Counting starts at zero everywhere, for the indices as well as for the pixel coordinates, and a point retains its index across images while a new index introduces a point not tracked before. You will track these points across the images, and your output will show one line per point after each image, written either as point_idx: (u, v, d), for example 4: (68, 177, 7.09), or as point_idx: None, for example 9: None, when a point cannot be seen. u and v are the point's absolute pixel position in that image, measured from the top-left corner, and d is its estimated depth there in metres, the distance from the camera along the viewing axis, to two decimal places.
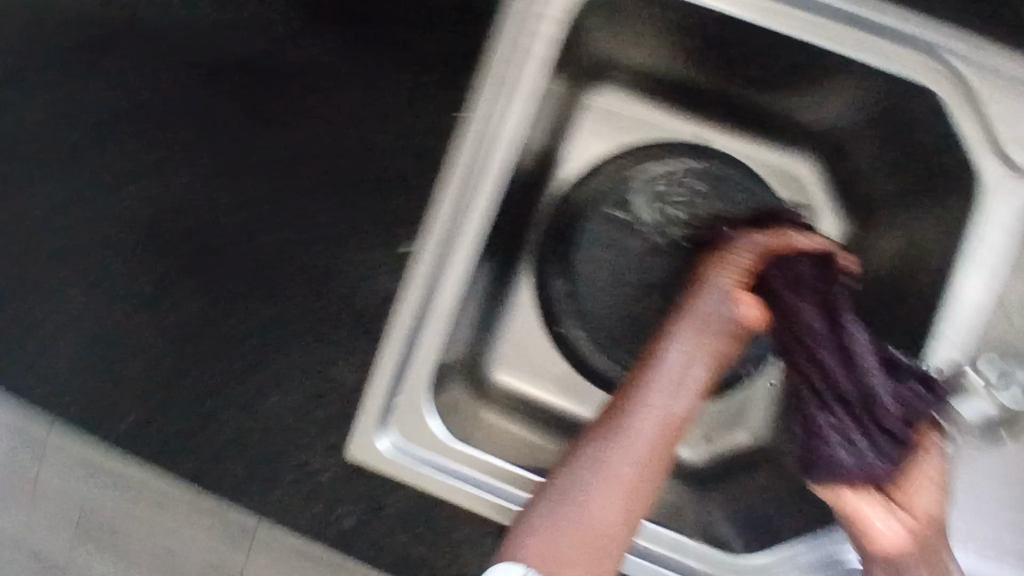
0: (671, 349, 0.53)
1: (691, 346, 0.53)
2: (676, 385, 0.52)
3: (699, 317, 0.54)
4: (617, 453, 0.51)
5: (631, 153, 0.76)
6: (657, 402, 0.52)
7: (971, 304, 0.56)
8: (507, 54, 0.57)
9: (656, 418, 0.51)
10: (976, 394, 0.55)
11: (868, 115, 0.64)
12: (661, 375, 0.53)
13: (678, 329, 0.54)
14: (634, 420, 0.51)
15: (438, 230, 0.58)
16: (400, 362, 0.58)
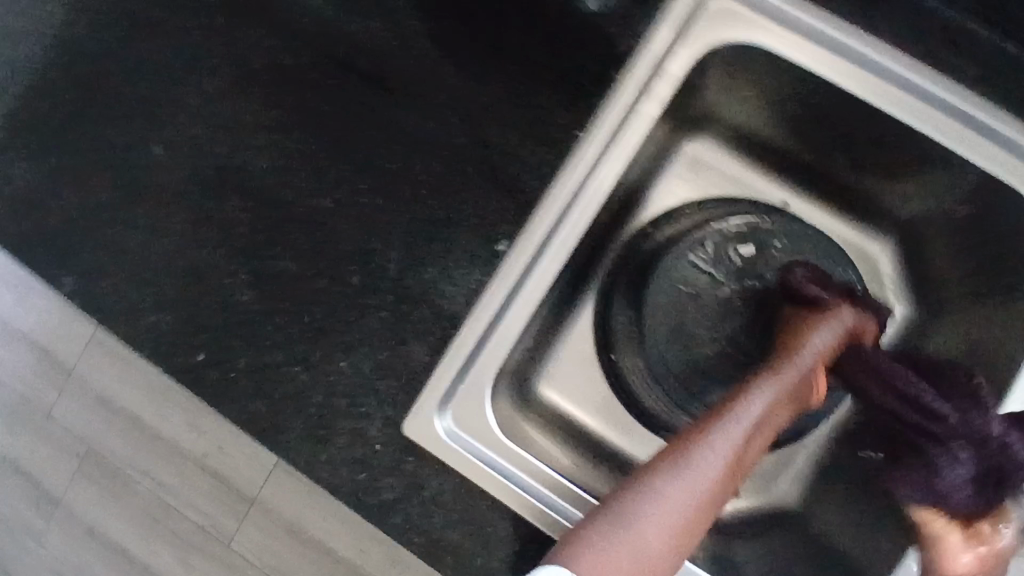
0: (753, 401, 0.57)
1: (767, 404, 0.58)
2: (748, 434, 0.56)
3: (782, 381, 0.59)
4: (684, 481, 0.53)
5: (717, 204, 0.77)
6: (726, 445, 0.55)
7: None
8: (634, 88, 0.62)
9: (727, 458, 0.55)
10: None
11: (954, 211, 0.67)
12: (740, 422, 0.56)
13: (761, 385, 0.58)
14: (703, 457, 0.54)
15: (538, 235, 0.61)
16: (473, 350, 0.61)
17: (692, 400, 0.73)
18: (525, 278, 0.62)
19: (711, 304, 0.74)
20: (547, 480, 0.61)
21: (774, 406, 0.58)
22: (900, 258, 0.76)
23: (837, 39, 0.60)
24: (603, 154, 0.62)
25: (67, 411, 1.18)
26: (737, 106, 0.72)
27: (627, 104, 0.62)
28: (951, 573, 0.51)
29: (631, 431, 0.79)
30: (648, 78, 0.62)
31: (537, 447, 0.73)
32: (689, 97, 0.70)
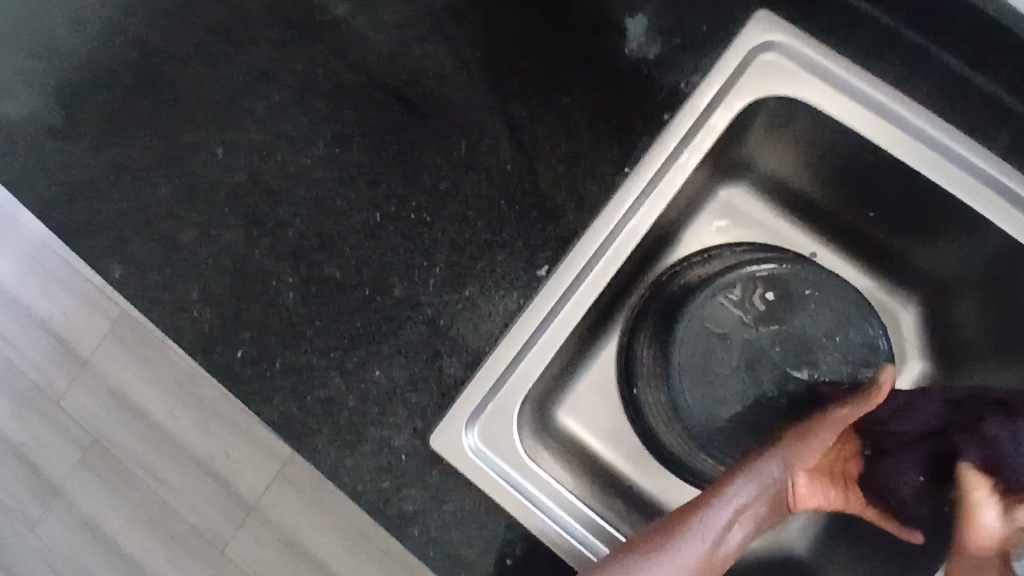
0: (734, 494, 0.59)
1: (752, 497, 0.59)
2: (727, 526, 0.59)
3: (767, 476, 0.60)
4: (663, 567, 0.56)
5: (750, 249, 0.79)
6: (705, 538, 0.57)
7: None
8: (683, 129, 0.65)
9: (705, 547, 0.57)
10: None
11: (979, 275, 0.69)
12: (719, 513, 0.58)
13: (745, 478, 0.60)
14: (679, 548, 0.57)
15: (576, 262, 0.63)
16: (505, 371, 0.63)
17: (712, 439, 0.73)
18: (560, 305, 0.63)
19: (742, 353, 0.74)
20: (565, 503, 0.62)
21: (758, 500, 0.60)
22: (925, 316, 0.77)
23: (870, 94, 0.63)
24: (645, 192, 0.64)
25: (76, 401, 1.19)
26: (775, 156, 0.75)
27: (674, 144, 0.65)
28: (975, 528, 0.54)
29: (643, 466, 0.80)
30: (692, 121, 0.65)
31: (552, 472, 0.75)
32: (730, 144, 0.72)
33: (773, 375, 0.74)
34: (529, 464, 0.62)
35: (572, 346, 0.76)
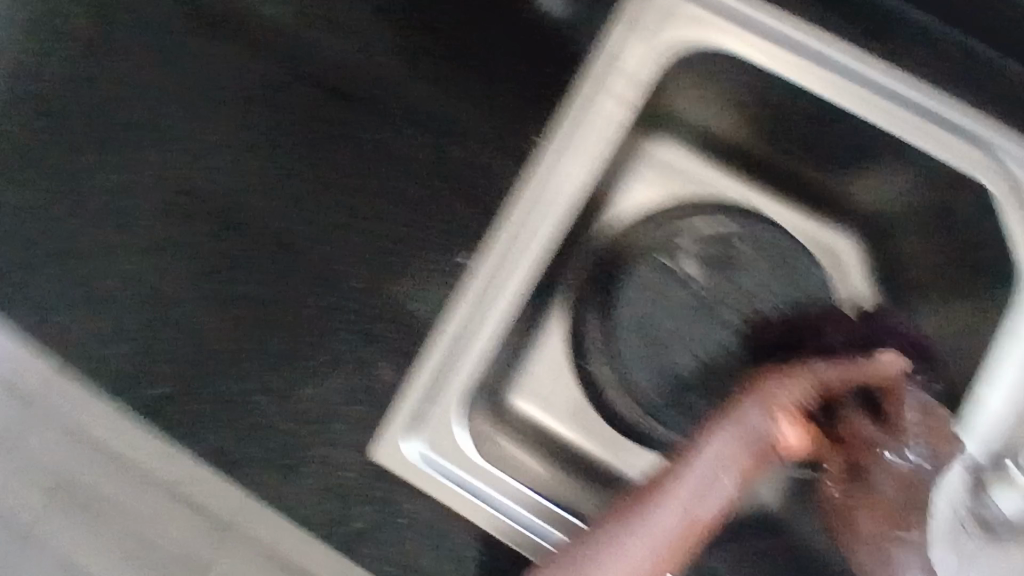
0: (710, 450, 0.54)
1: (729, 452, 0.54)
2: (705, 484, 0.53)
3: (744, 427, 0.54)
4: (636, 540, 0.52)
5: (684, 209, 0.77)
6: (682, 501, 0.52)
7: (994, 400, 0.58)
8: (594, 93, 0.61)
9: (682, 510, 0.52)
10: (1009, 485, 0.55)
11: (917, 204, 0.67)
12: (694, 471, 0.53)
13: (720, 432, 0.54)
14: (652, 513, 0.52)
15: (499, 250, 0.60)
16: (442, 370, 0.59)
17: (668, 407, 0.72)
18: (490, 293, 0.60)
19: (693, 312, 0.72)
20: (520, 496, 0.59)
21: (738, 452, 0.54)
22: (870, 251, 0.75)
23: (780, 31, 0.61)
24: (562, 165, 0.61)
25: None
26: (698, 109, 0.72)
27: (588, 110, 0.61)
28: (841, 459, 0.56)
29: (606, 440, 0.77)
30: (602, 82, 0.61)
31: (510, 462, 0.72)
32: (650, 99, 0.69)
33: (730, 332, 0.71)
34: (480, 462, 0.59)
35: (517, 330, 0.73)
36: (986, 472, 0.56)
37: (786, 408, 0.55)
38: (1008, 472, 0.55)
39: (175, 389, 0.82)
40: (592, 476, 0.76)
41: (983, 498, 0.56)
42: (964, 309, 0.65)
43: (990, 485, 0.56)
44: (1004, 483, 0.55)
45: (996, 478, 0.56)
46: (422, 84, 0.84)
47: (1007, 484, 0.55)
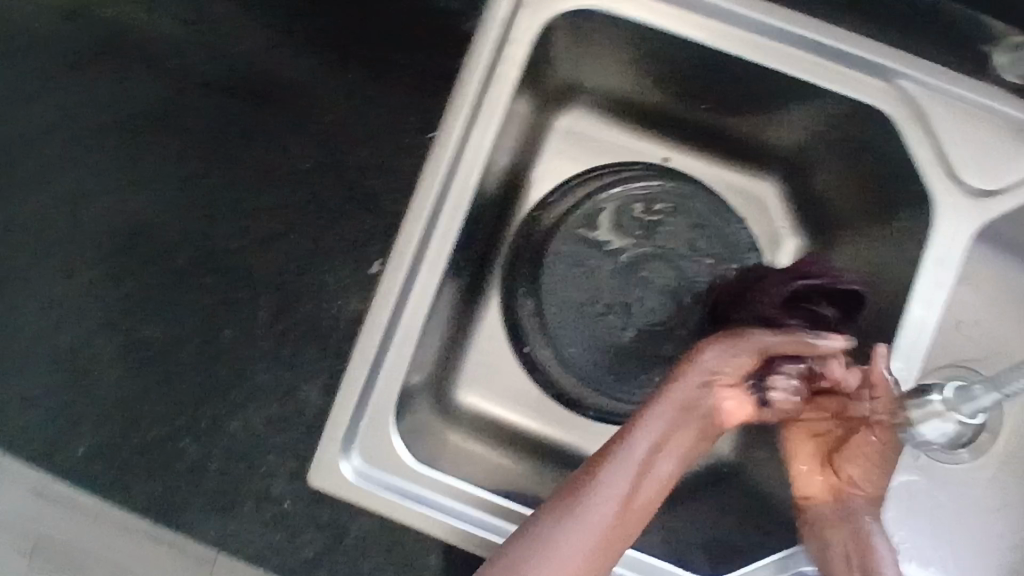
0: (647, 425, 0.53)
1: (667, 426, 0.53)
2: (644, 462, 0.52)
3: (680, 398, 0.53)
4: (571, 535, 0.50)
5: (600, 176, 0.74)
6: (617, 484, 0.51)
7: (926, 333, 0.57)
8: (478, 74, 0.57)
9: (620, 493, 0.51)
10: (934, 418, 0.50)
11: (826, 138, 0.66)
12: (633, 450, 0.52)
13: (656, 406, 0.53)
14: (593, 499, 0.51)
15: (404, 253, 0.57)
16: (366, 382, 0.57)
17: (613, 377, 0.72)
18: (405, 300, 0.58)
19: (622, 282, 0.72)
20: (466, 495, 0.58)
21: (672, 426, 0.53)
22: (787, 192, 0.75)
23: None
24: (457, 154, 0.57)
25: None
26: (597, 70, 0.70)
27: (475, 93, 0.57)
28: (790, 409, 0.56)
29: (562, 419, 0.76)
30: (487, 60, 0.58)
31: (461, 460, 0.71)
32: (543, 71, 0.67)
33: (665, 300, 0.72)
34: (421, 470, 0.58)
35: (449, 324, 0.72)
36: (910, 404, 0.51)
37: (722, 376, 0.54)
38: (928, 405, 0.50)
39: (119, 429, 0.86)
40: (548, 456, 0.75)
41: (910, 432, 0.51)
42: (879, 236, 0.65)
43: (913, 418, 0.51)
44: (926, 414, 0.50)
45: (918, 415, 0.50)
46: (339, 101, 0.89)
47: (931, 416, 0.50)
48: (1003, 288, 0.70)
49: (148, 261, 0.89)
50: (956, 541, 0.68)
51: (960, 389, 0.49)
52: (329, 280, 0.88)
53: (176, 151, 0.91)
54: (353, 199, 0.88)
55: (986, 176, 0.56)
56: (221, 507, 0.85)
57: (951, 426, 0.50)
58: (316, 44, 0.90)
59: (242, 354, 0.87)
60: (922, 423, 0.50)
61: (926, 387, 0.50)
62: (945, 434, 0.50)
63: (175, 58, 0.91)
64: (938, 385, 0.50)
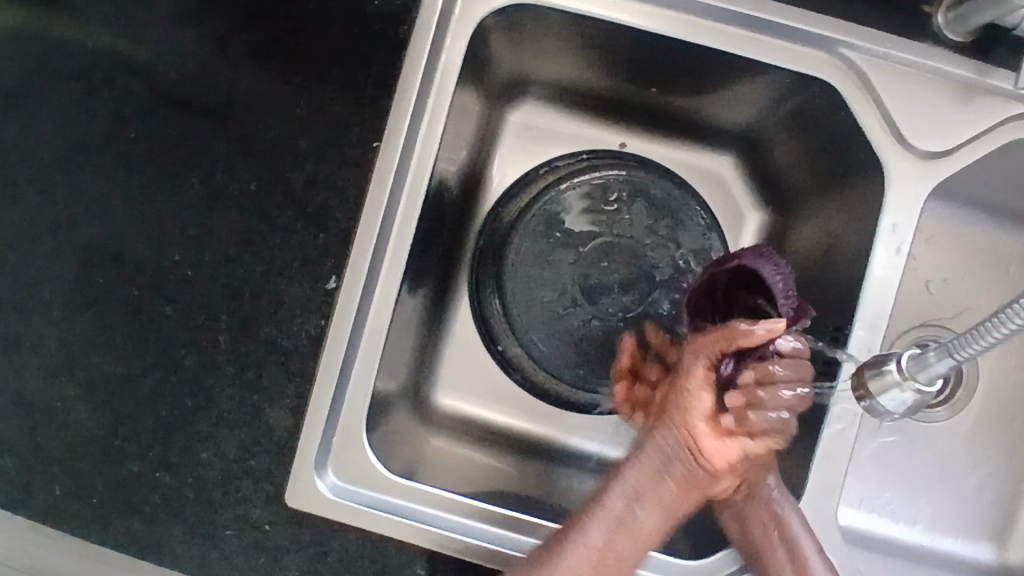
0: (624, 479, 0.55)
1: (644, 480, 0.54)
2: (620, 515, 0.54)
3: (656, 452, 0.54)
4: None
5: (556, 170, 0.74)
6: (591, 538, 0.54)
7: (889, 301, 0.57)
8: (416, 80, 0.57)
9: (594, 547, 0.54)
10: (892, 387, 0.53)
11: (774, 111, 0.66)
12: (607, 505, 0.55)
13: (633, 460, 0.55)
14: (566, 553, 0.54)
15: (358, 267, 0.57)
16: (332, 401, 0.57)
17: (584, 368, 0.73)
18: (364, 314, 0.57)
19: (584, 283, 0.72)
20: (443, 501, 0.57)
21: (648, 477, 0.54)
22: (744, 167, 0.74)
23: None
24: (403, 161, 0.57)
25: None
26: (543, 61, 0.70)
27: (415, 99, 0.57)
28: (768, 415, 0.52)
29: (542, 414, 0.75)
30: (425, 63, 0.57)
31: (441, 465, 0.70)
32: (486, 69, 0.66)
33: (626, 295, 0.72)
34: (398, 480, 0.57)
35: (417, 332, 0.71)
36: (868, 376, 0.54)
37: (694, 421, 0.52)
38: (886, 375, 0.53)
39: (95, 463, 0.87)
40: (531, 452, 0.75)
41: (872, 402, 0.55)
42: (834, 206, 0.64)
43: (873, 389, 0.54)
44: (886, 385, 0.53)
45: (878, 385, 0.53)
46: (290, 116, 0.88)
47: (889, 386, 0.53)
48: (964, 246, 0.70)
49: (109, 292, 0.89)
50: (943, 498, 0.68)
51: (915, 357, 0.52)
52: (289, 298, 0.87)
53: (128, 178, 0.90)
54: (306, 214, 0.87)
55: (935, 138, 0.57)
56: (202, 535, 0.85)
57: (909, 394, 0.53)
58: (261, 58, 0.89)
59: (209, 379, 0.87)
60: (881, 394, 0.54)
61: (884, 357, 0.54)
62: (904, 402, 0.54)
63: (122, 85, 0.91)
64: (895, 354, 0.54)
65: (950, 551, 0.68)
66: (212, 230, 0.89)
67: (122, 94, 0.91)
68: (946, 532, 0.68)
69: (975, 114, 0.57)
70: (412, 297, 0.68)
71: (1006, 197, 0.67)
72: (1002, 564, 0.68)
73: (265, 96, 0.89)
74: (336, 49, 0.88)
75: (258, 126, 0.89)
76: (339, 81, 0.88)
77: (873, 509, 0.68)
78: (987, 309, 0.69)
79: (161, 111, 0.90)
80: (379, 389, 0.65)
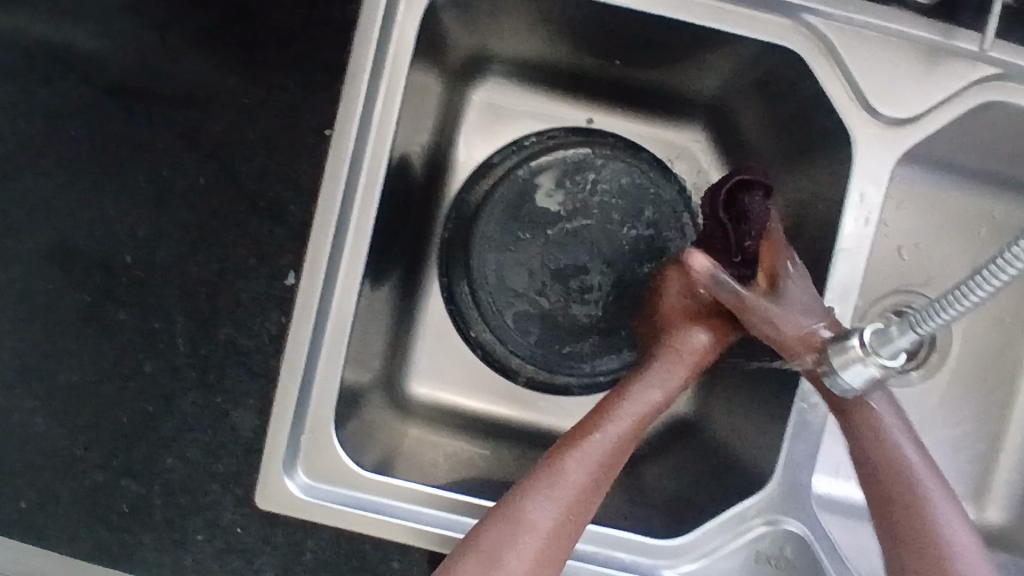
0: (641, 391, 0.56)
1: (657, 396, 0.56)
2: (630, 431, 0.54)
3: (676, 365, 0.57)
4: (558, 506, 0.52)
5: (522, 149, 0.73)
6: (600, 450, 0.53)
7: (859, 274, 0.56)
8: (367, 64, 0.54)
9: (602, 461, 0.53)
10: (854, 363, 0.48)
11: (740, 80, 0.64)
12: (619, 417, 0.54)
13: (653, 373, 0.56)
14: (577, 463, 0.53)
15: (317, 262, 0.55)
16: (297, 400, 0.55)
17: (558, 351, 0.72)
18: (325, 310, 0.56)
19: (558, 265, 0.71)
20: (418, 496, 0.56)
21: (653, 412, 0.56)
22: (712, 139, 0.73)
23: None
24: (357, 150, 0.55)
25: None
26: (502, 35, 0.67)
27: (366, 84, 0.55)
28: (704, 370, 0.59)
29: (519, 398, 0.74)
30: (375, 47, 0.55)
31: (415, 457, 0.69)
32: (441, 49, 0.64)
33: (604, 277, 0.71)
34: (370, 476, 0.56)
35: (388, 323, 0.69)
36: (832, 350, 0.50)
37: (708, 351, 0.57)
38: (848, 350, 0.48)
39: (57, 474, 0.85)
40: (508, 437, 0.73)
41: (834, 378, 0.50)
42: (801, 176, 0.63)
43: (835, 365, 0.49)
44: (847, 360, 0.49)
45: (838, 360, 0.49)
46: (242, 106, 0.86)
47: (851, 361, 0.48)
48: (931, 210, 0.69)
49: (61, 300, 0.87)
50: None
51: (878, 331, 0.47)
52: (247, 297, 0.85)
53: (73, 179, 0.87)
54: (259, 208, 0.85)
55: (902, 105, 0.55)
56: (174, 542, 0.84)
57: (872, 371, 0.48)
58: (209, 45, 0.86)
59: (170, 384, 0.85)
60: (843, 369, 0.49)
61: (847, 331, 0.49)
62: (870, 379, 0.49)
63: (62, 82, 0.88)
64: (861, 328, 0.49)
65: None
66: (162, 230, 0.86)
67: (62, 91, 0.88)
68: None
69: (942, 76, 0.55)
70: (379, 289, 0.66)
71: (973, 160, 0.66)
72: (978, 524, 0.68)
73: (212, 87, 0.86)
74: (284, 34, 0.85)
75: (207, 120, 0.86)
76: (289, 68, 0.85)
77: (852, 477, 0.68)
78: (958, 273, 0.69)
79: (106, 108, 0.87)
80: (351, 384, 0.63)
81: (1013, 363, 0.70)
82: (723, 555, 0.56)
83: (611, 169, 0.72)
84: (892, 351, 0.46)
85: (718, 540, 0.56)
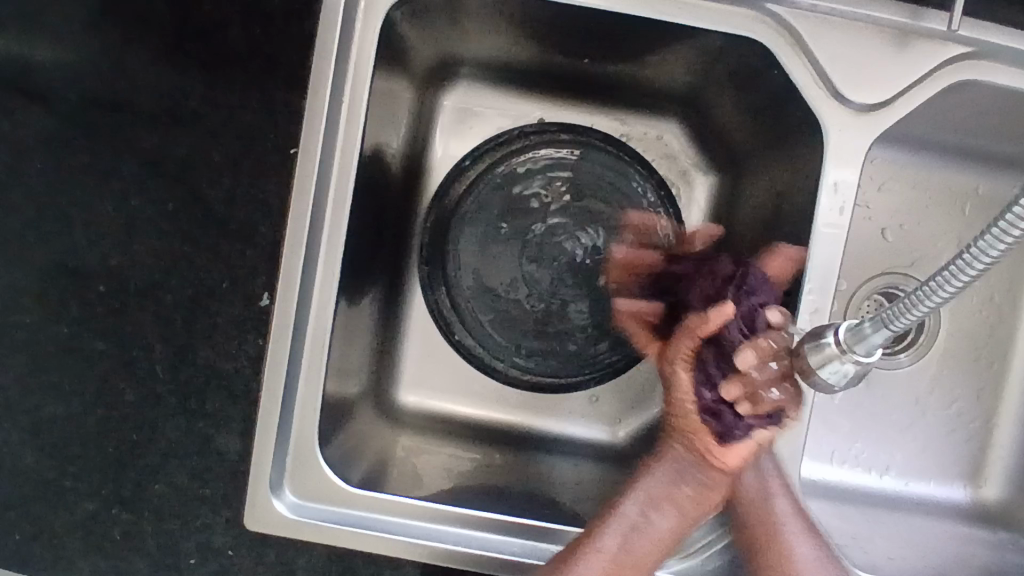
0: (641, 483, 0.54)
1: (662, 482, 0.53)
2: (633, 521, 0.52)
3: (673, 448, 0.53)
4: None
5: (495, 148, 0.72)
6: (604, 543, 0.52)
7: (836, 262, 0.55)
8: (327, 80, 0.54)
9: (607, 552, 0.52)
10: (832, 361, 0.46)
11: (712, 70, 0.63)
12: (621, 511, 0.53)
13: (654, 462, 0.54)
14: (586, 560, 0.52)
15: (290, 283, 0.55)
16: (279, 422, 0.55)
17: (543, 352, 0.71)
18: (301, 332, 0.56)
19: (540, 263, 0.71)
20: (409, 509, 0.57)
21: (661, 489, 0.53)
22: (687, 129, 0.72)
23: None
24: (325, 167, 0.55)
25: None
26: (468, 38, 0.67)
27: (327, 102, 0.54)
28: (724, 433, 0.50)
29: (510, 400, 0.74)
30: (334, 64, 0.54)
31: (409, 467, 0.69)
32: (403, 60, 0.64)
33: (586, 273, 0.70)
34: (360, 492, 0.56)
35: (371, 336, 0.69)
36: (806, 349, 0.47)
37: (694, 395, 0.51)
38: (824, 349, 0.46)
39: (48, 506, 0.86)
40: (502, 442, 0.73)
41: (810, 377, 0.48)
42: (778, 163, 0.62)
43: (812, 365, 0.47)
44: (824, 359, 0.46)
45: (815, 359, 0.46)
46: (211, 127, 0.87)
47: (829, 360, 0.46)
48: (909, 189, 0.69)
49: (39, 333, 0.87)
50: (913, 445, 0.68)
51: (853, 328, 0.45)
52: (224, 321, 0.86)
53: (43, 212, 0.88)
54: (231, 230, 0.86)
55: (870, 88, 0.55)
56: (167, 566, 0.85)
57: (850, 368, 0.46)
58: (174, 69, 0.87)
59: (152, 411, 0.86)
60: (821, 369, 0.46)
61: (821, 328, 0.46)
62: (846, 378, 0.46)
63: (28, 114, 0.88)
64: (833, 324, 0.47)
65: (921, 498, 0.68)
66: (134, 258, 0.87)
67: (27, 124, 0.88)
68: (915, 479, 0.68)
69: (909, 58, 0.55)
70: (360, 302, 0.66)
71: (941, 139, 0.65)
72: (970, 506, 0.68)
73: (176, 111, 0.87)
74: (244, 55, 0.86)
75: (171, 144, 0.87)
76: (252, 88, 0.86)
77: (844, 462, 0.68)
78: (938, 253, 0.68)
79: (73, 139, 0.88)
80: (338, 398, 0.63)
81: (1000, 340, 0.69)
82: (709, 554, 0.57)
83: (588, 165, 0.71)
84: (873, 346, 0.44)
85: (704, 538, 0.57)
